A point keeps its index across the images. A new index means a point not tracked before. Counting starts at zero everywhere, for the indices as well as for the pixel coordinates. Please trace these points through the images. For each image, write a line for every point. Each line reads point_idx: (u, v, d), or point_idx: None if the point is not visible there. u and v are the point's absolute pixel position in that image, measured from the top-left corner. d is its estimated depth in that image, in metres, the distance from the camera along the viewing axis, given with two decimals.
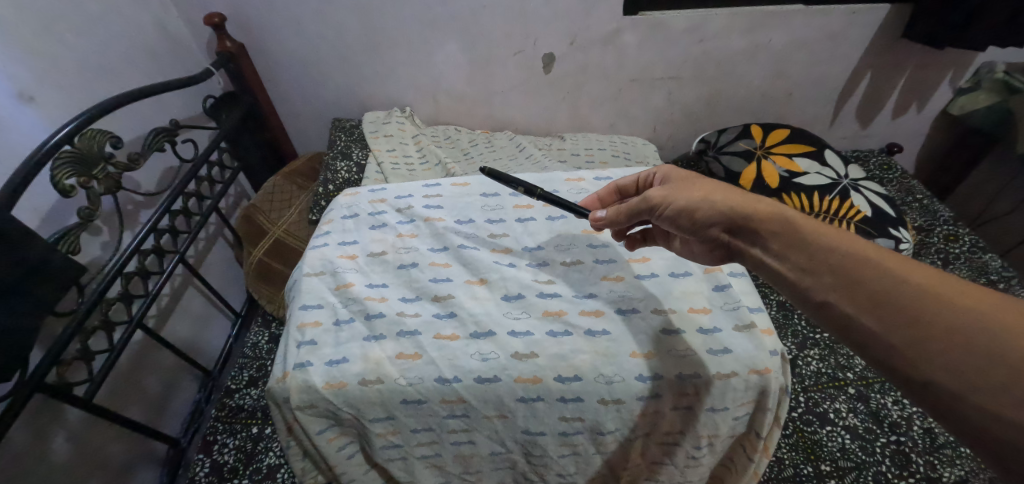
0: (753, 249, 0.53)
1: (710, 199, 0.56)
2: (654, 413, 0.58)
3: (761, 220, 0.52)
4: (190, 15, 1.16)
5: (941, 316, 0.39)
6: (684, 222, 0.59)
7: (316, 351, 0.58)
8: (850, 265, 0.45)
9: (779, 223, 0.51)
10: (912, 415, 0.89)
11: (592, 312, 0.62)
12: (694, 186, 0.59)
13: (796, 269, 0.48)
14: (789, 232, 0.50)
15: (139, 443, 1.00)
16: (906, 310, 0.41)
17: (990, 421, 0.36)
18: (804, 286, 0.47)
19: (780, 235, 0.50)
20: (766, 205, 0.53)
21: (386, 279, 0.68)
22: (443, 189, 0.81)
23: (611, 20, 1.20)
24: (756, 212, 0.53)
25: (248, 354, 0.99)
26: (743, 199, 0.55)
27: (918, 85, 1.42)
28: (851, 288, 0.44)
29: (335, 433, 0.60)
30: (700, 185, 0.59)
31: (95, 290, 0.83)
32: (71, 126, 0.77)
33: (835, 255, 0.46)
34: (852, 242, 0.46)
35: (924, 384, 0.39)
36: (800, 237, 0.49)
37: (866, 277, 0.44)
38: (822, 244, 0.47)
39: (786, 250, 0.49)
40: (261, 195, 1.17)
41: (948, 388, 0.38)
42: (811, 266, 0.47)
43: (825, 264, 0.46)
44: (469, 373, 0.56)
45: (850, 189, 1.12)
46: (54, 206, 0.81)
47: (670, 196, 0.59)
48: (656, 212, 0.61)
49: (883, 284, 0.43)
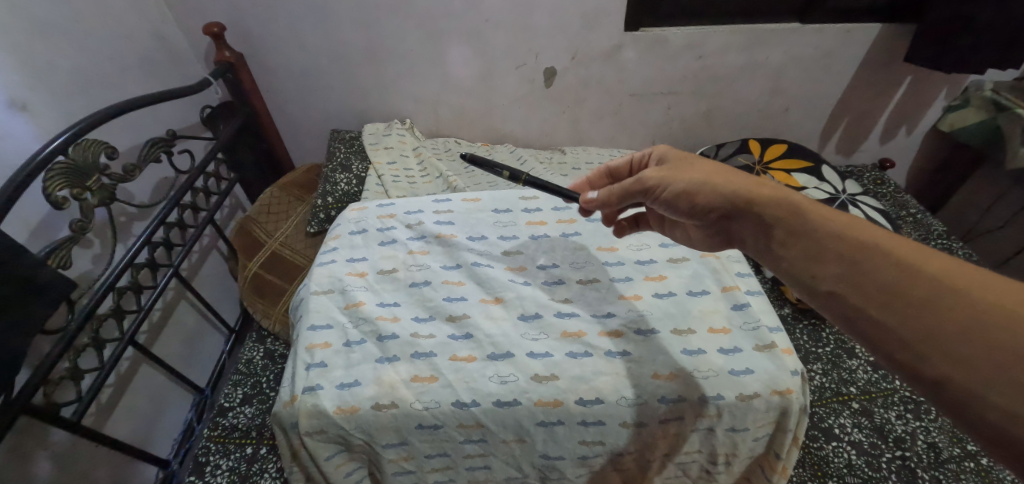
0: (757, 237, 0.52)
1: (710, 182, 0.56)
2: (674, 435, 0.57)
3: (765, 205, 0.51)
4: (188, 24, 1.14)
5: (954, 308, 0.38)
6: (682, 205, 0.58)
7: (327, 374, 0.56)
8: (858, 254, 0.43)
9: (784, 210, 0.50)
10: (916, 429, 0.89)
11: (611, 333, 0.61)
12: (695, 170, 0.58)
13: (801, 259, 0.47)
14: (795, 220, 0.49)
15: (126, 465, 0.96)
16: (916, 302, 0.39)
17: (1005, 416, 0.35)
18: (809, 276, 0.46)
19: (786, 224, 0.49)
20: (769, 190, 0.52)
21: (398, 298, 0.66)
22: (454, 204, 0.80)
23: (612, 36, 1.21)
24: (759, 197, 0.52)
25: (242, 371, 0.95)
26: (744, 184, 0.54)
27: (909, 102, 1.46)
28: (860, 278, 0.43)
29: (343, 459, 0.57)
30: (701, 169, 0.58)
31: (86, 306, 0.79)
32: (64, 137, 0.74)
33: (843, 244, 0.45)
34: (862, 232, 0.45)
35: (934, 381, 0.38)
36: (806, 226, 0.48)
37: (875, 267, 0.42)
38: (828, 234, 0.46)
39: (792, 239, 0.48)
40: (257, 207, 1.14)
41: (965, 383, 0.36)
42: (816, 255, 0.46)
43: (833, 254, 0.45)
44: (487, 396, 0.55)
45: (848, 204, 1.12)
46: (45, 219, 0.78)
47: (669, 178, 0.59)
48: (653, 195, 0.60)
49: (893, 274, 0.41)
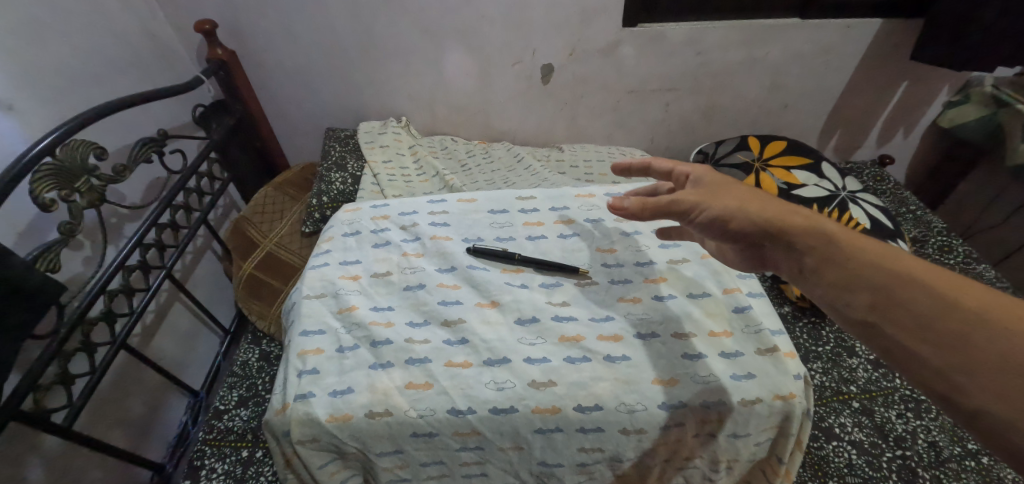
0: (790, 262, 0.50)
1: (745, 209, 0.53)
2: (676, 441, 0.56)
3: (797, 233, 0.49)
4: (179, 21, 1.12)
5: (995, 340, 0.37)
6: (717, 231, 0.55)
7: (319, 381, 0.55)
8: (892, 283, 0.42)
9: (817, 237, 0.48)
10: (916, 429, 0.88)
11: (611, 337, 0.59)
12: (729, 195, 0.55)
13: (832, 287, 0.45)
14: (827, 247, 0.47)
15: (120, 469, 0.95)
16: (954, 334, 0.38)
17: None
18: (841, 303, 0.45)
19: (817, 251, 0.48)
20: (802, 217, 0.50)
21: (392, 302, 0.65)
22: (449, 205, 0.79)
23: (610, 32, 1.20)
24: (793, 225, 0.50)
25: (237, 373, 0.94)
26: (779, 210, 0.52)
27: (909, 99, 1.45)
28: (894, 308, 0.41)
29: (337, 466, 0.56)
30: (735, 193, 0.55)
31: (76, 311, 0.78)
32: (51, 138, 0.72)
33: (877, 271, 0.43)
34: (894, 258, 0.43)
35: (975, 416, 0.37)
36: (838, 253, 0.46)
37: (908, 296, 0.41)
38: (859, 261, 0.45)
39: (823, 266, 0.47)
40: (251, 207, 1.13)
41: (1006, 419, 0.35)
42: (848, 282, 0.44)
43: (866, 282, 0.44)
44: (483, 403, 0.54)
45: (849, 202, 1.09)
46: (34, 221, 0.77)
47: (706, 202, 0.55)
48: (688, 218, 0.56)
49: (928, 305, 0.40)
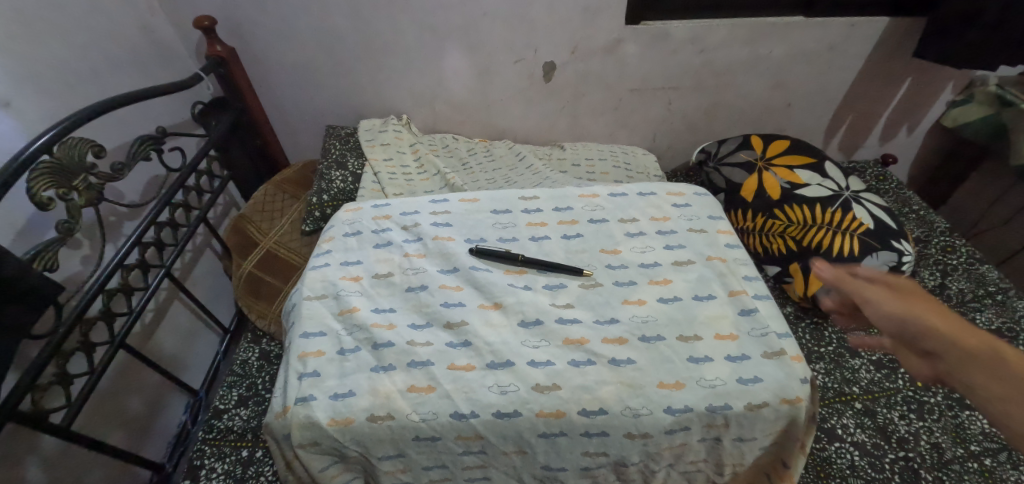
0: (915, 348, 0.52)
1: (884, 299, 0.57)
2: (680, 445, 0.55)
3: (923, 322, 0.52)
4: (178, 18, 1.11)
5: None
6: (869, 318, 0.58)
7: (320, 384, 0.55)
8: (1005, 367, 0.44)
9: (941, 326, 0.50)
10: (919, 430, 0.88)
11: (615, 340, 0.59)
12: (889, 288, 0.58)
13: (953, 370, 0.48)
14: (949, 335, 0.49)
15: (119, 469, 0.94)
16: None
17: None
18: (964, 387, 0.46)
19: (937, 339, 0.50)
20: (932, 310, 0.53)
21: (393, 303, 0.64)
22: (451, 205, 0.78)
23: (612, 29, 1.19)
24: (924, 317, 0.52)
25: (237, 372, 0.93)
26: (914, 303, 0.54)
27: (914, 99, 1.43)
28: (1007, 389, 0.43)
29: (338, 470, 0.55)
30: (893, 288, 0.58)
31: (75, 310, 0.77)
32: (48, 135, 0.71)
33: (991, 358, 0.45)
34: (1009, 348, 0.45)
35: None
36: (958, 341, 0.48)
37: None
38: (974, 347, 0.47)
39: (941, 353, 0.49)
40: (250, 206, 1.12)
41: None
42: (966, 367, 0.46)
43: (981, 367, 0.45)
44: (486, 407, 0.53)
45: (851, 201, 1.07)
46: (31, 220, 0.76)
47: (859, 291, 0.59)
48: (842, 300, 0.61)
49: None
